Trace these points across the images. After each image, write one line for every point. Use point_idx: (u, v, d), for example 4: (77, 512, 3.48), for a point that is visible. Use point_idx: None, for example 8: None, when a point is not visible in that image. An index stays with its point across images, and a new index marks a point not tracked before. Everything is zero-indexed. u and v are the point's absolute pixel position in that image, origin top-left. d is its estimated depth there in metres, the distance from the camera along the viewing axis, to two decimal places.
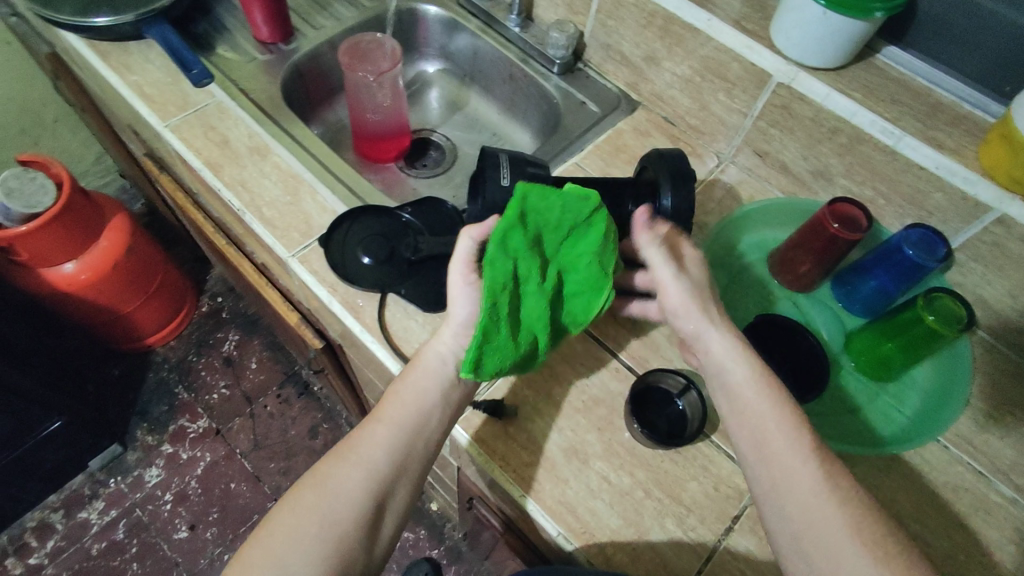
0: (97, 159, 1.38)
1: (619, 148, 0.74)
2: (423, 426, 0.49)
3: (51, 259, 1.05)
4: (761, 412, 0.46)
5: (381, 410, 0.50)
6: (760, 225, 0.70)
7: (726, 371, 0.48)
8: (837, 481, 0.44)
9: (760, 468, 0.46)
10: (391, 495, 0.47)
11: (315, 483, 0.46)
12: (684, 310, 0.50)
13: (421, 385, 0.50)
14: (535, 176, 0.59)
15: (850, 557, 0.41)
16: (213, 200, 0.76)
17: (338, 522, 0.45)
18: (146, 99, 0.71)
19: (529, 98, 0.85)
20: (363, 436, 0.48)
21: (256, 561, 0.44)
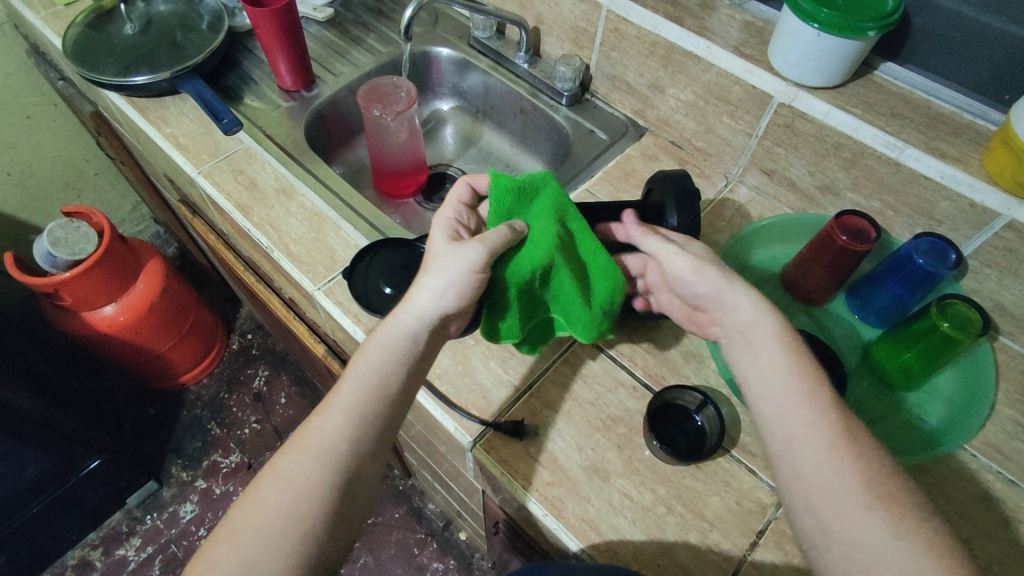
0: (134, 208, 1.45)
1: (628, 173, 0.77)
2: (383, 408, 0.50)
3: (92, 303, 1.11)
4: (779, 367, 0.47)
5: (337, 394, 0.49)
6: (770, 242, 0.71)
7: (752, 328, 0.49)
8: (850, 441, 0.44)
9: (788, 432, 0.45)
10: (357, 482, 0.48)
11: (275, 477, 0.46)
12: (704, 275, 0.51)
13: (379, 366, 0.50)
14: None
15: (862, 510, 0.41)
16: (242, 240, 0.80)
17: (303, 514, 0.45)
18: (181, 148, 0.76)
19: (540, 130, 0.89)
20: (323, 427, 0.48)
21: (217, 561, 0.43)
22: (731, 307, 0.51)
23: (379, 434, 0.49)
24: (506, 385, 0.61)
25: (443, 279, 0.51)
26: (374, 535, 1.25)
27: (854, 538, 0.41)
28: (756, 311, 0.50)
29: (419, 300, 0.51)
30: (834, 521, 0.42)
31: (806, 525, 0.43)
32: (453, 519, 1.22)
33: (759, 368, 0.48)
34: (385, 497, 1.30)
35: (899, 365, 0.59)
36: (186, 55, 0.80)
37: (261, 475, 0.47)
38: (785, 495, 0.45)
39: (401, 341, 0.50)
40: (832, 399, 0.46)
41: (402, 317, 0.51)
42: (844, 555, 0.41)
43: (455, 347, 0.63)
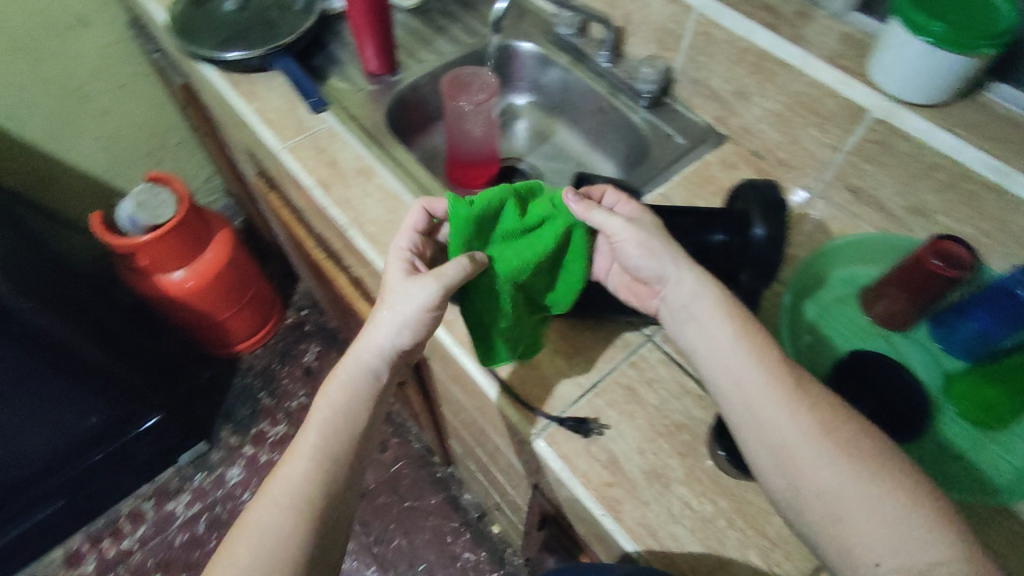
0: (208, 179, 1.51)
1: (705, 179, 0.76)
2: (345, 447, 0.53)
3: (164, 266, 1.16)
4: (728, 338, 0.51)
5: (299, 442, 0.53)
6: (849, 261, 0.68)
7: (695, 303, 0.53)
8: (801, 399, 0.47)
9: (761, 423, 0.47)
10: (333, 514, 0.52)
11: (248, 529, 0.49)
12: (652, 253, 0.54)
13: (338, 408, 0.54)
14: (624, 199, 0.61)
15: (828, 464, 0.44)
16: (316, 217, 0.82)
17: (278, 558, 0.47)
18: (268, 123, 0.79)
19: (616, 131, 0.88)
20: (288, 473, 0.51)
21: None
22: (674, 283, 0.54)
23: (348, 469, 0.53)
24: (572, 382, 0.61)
25: (399, 319, 0.55)
26: (410, 518, 1.28)
27: (822, 492, 0.44)
28: (699, 286, 0.53)
29: (374, 341, 0.56)
30: (802, 480, 0.45)
31: (778, 488, 0.47)
32: (489, 512, 1.24)
33: (713, 342, 0.51)
34: (423, 483, 1.32)
35: (985, 398, 0.56)
36: (279, 33, 0.83)
37: (235, 527, 0.50)
38: (754, 465, 0.48)
39: (355, 384, 0.55)
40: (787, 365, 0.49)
41: (360, 360, 0.56)
42: (817, 513, 0.44)
43: None
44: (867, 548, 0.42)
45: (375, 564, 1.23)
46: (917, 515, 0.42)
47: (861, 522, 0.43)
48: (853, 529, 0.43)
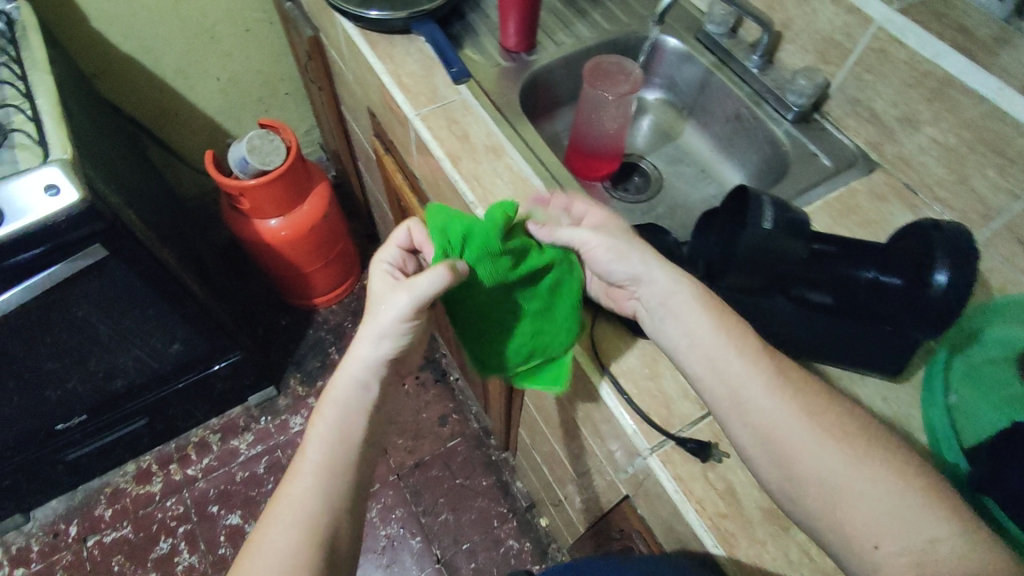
0: (308, 131, 1.53)
1: (850, 208, 0.70)
2: (347, 459, 0.52)
3: (265, 213, 1.18)
4: (708, 327, 0.54)
5: (300, 461, 0.52)
6: (1017, 320, 0.59)
7: (671, 297, 0.55)
8: (788, 388, 0.51)
9: (751, 414, 0.50)
10: (344, 525, 0.51)
11: (256, 552, 0.48)
12: (621, 258, 0.57)
13: (335, 423, 0.52)
14: (795, 222, 0.54)
15: (820, 449, 0.48)
16: (434, 188, 0.81)
17: None
18: (403, 87, 0.77)
19: (752, 141, 0.83)
20: (290, 494, 0.50)
21: None
22: (646, 283, 0.56)
23: (354, 478, 0.52)
24: (692, 400, 0.58)
25: (379, 331, 0.53)
26: (459, 495, 1.28)
27: (816, 478, 0.47)
28: (672, 279, 0.55)
29: (362, 356, 0.53)
30: (794, 469, 0.48)
31: (773, 482, 0.50)
32: (539, 504, 1.23)
33: (693, 338, 0.54)
34: (476, 463, 1.32)
35: None
36: None
37: (243, 553, 0.50)
38: (750, 461, 0.51)
39: (350, 396, 0.53)
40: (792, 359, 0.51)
41: (352, 374, 0.54)
42: (810, 499, 0.48)
43: (644, 347, 0.61)
44: (866, 531, 0.45)
45: (420, 534, 1.24)
46: (911, 492, 0.45)
47: (858, 503, 0.46)
48: (851, 513, 0.46)
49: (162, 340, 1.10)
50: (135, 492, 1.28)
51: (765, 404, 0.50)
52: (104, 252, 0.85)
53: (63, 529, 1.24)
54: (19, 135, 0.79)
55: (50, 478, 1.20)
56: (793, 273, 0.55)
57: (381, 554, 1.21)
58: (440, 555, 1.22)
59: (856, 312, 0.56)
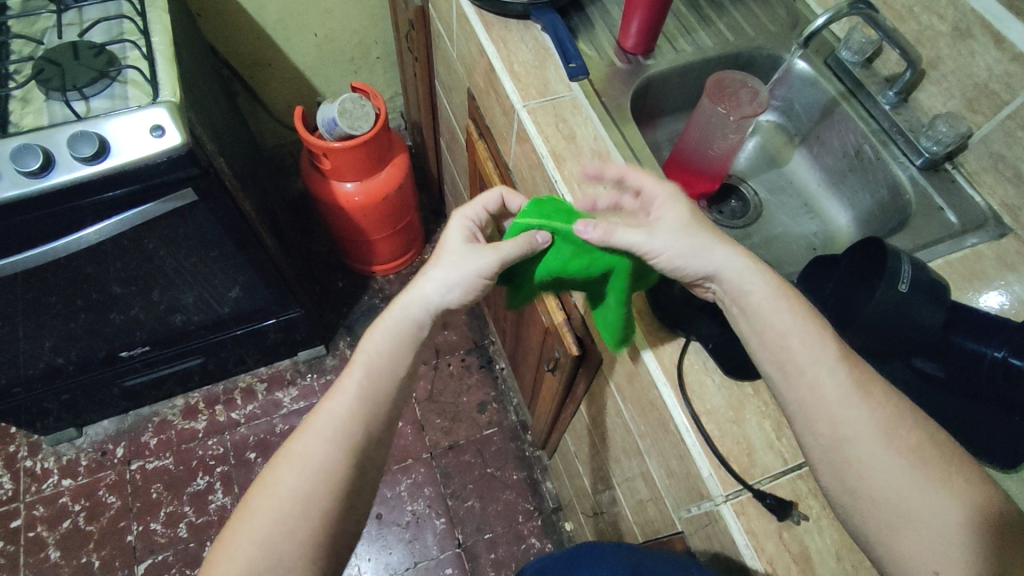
0: (392, 98, 1.52)
1: (974, 272, 0.65)
2: (388, 391, 0.53)
3: (343, 175, 1.18)
4: (786, 323, 0.49)
5: (343, 382, 0.52)
6: None
7: (744, 295, 0.51)
8: (867, 393, 0.47)
9: (825, 427, 0.47)
10: (353, 492, 0.50)
11: (290, 460, 0.49)
12: (685, 264, 0.52)
13: (383, 353, 0.53)
14: (931, 283, 0.51)
15: (889, 463, 0.45)
16: (527, 182, 0.79)
17: (320, 494, 0.48)
18: (514, 75, 0.75)
19: (867, 181, 0.78)
20: (328, 414, 0.50)
21: (244, 543, 0.46)
22: (719, 280, 0.52)
23: (367, 443, 0.51)
24: (776, 453, 0.55)
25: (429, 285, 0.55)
26: (488, 485, 1.28)
27: (878, 492, 0.44)
28: (745, 276, 0.51)
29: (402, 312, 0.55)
30: (858, 482, 0.45)
31: (830, 485, 0.47)
32: (567, 508, 1.22)
33: (767, 333, 0.50)
34: (509, 455, 1.31)
35: None
36: None
37: (241, 507, 0.48)
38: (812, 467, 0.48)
39: (397, 330, 0.54)
40: (908, 409, 0.47)
41: (381, 331, 0.54)
42: (869, 512, 0.45)
43: (732, 387, 0.58)
44: (918, 555, 0.43)
45: (444, 516, 1.24)
46: (977, 528, 0.42)
47: (917, 526, 0.43)
48: (908, 532, 0.43)
49: (226, 284, 1.11)
50: (181, 426, 1.32)
51: (847, 415, 0.46)
52: (194, 198, 0.86)
53: (111, 449, 1.29)
54: (133, 72, 0.80)
55: (107, 399, 1.25)
56: (916, 341, 0.52)
57: (405, 528, 1.22)
58: (461, 540, 1.22)
59: (974, 391, 0.53)
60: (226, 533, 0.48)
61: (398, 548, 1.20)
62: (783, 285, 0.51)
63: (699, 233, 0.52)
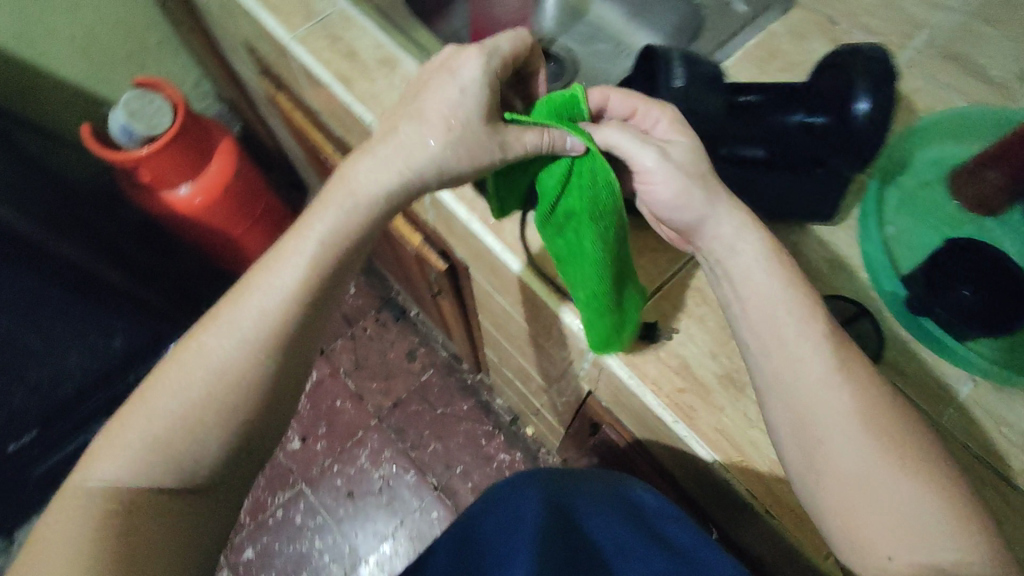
0: (197, 85, 1.38)
1: (773, 53, 0.65)
2: (325, 283, 0.47)
3: (169, 181, 1.08)
4: (773, 298, 0.46)
5: (270, 270, 0.47)
6: (933, 142, 0.60)
7: (732, 257, 0.48)
8: (851, 375, 0.44)
9: (795, 395, 0.44)
10: (273, 401, 0.47)
11: (196, 350, 0.45)
12: (685, 204, 0.48)
13: (324, 238, 0.47)
14: (707, 74, 0.52)
15: (861, 451, 0.42)
16: (333, 116, 0.73)
17: (228, 394, 0.44)
18: (270, 8, 0.68)
19: (665, 1, 0.78)
20: (244, 302, 0.46)
21: (135, 435, 0.43)
22: (713, 231, 0.48)
23: (292, 352, 0.47)
24: None
25: (403, 158, 0.48)
26: (444, 423, 1.29)
27: (843, 473, 0.42)
28: (740, 234, 0.48)
29: (364, 189, 0.48)
30: (825, 460, 0.43)
31: (796, 464, 0.45)
32: (522, 415, 1.24)
33: (752, 306, 0.47)
34: (453, 390, 1.32)
35: None
36: None
37: (138, 395, 0.45)
38: (779, 441, 0.46)
39: (343, 211, 0.48)
40: (882, 388, 0.44)
41: (331, 213, 0.48)
42: (831, 488, 0.43)
43: None
44: (882, 537, 0.41)
45: (413, 468, 1.25)
46: (950, 515, 0.41)
47: (885, 509, 0.41)
48: (867, 512, 0.41)
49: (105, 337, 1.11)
50: None
51: (820, 383, 0.44)
52: None
53: None
54: None
55: (25, 497, 1.17)
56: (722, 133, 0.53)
57: (379, 494, 1.23)
58: (436, 482, 1.24)
59: (795, 164, 0.54)
60: (122, 413, 0.44)
61: (379, 515, 1.21)
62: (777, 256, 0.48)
63: (692, 179, 0.47)
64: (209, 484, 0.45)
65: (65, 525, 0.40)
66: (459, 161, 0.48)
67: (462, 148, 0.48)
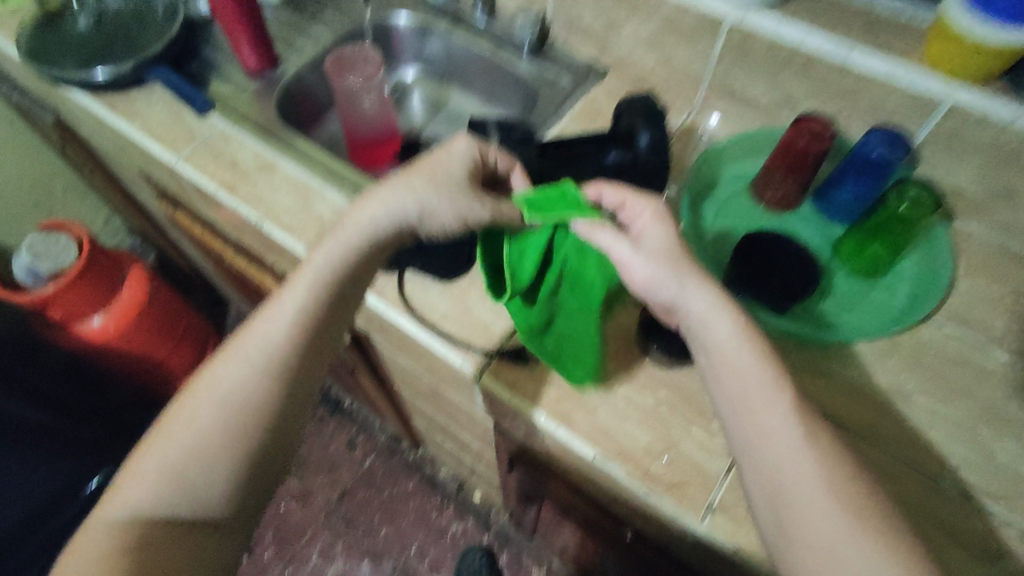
0: (106, 221, 1.43)
1: (595, 113, 0.79)
2: (321, 318, 0.53)
3: (80, 313, 1.10)
4: (742, 371, 0.49)
5: (273, 309, 0.52)
6: (731, 159, 0.75)
7: (705, 331, 0.50)
8: (814, 443, 0.46)
9: (761, 459, 0.47)
10: (276, 431, 0.51)
11: (207, 382, 0.50)
12: (657, 280, 0.50)
13: (323, 278, 0.53)
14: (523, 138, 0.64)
15: (824, 513, 0.44)
16: (226, 222, 0.80)
17: (233, 423, 0.49)
18: (156, 138, 0.76)
19: (506, 86, 0.91)
20: (249, 337, 0.51)
21: (154, 463, 0.47)
22: (687, 305, 0.50)
23: (292, 378, 0.51)
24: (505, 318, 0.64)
25: (390, 210, 0.53)
26: (393, 506, 1.29)
27: (809, 535, 0.43)
28: (713, 310, 0.50)
29: (354, 228, 0.53)
30: (792, 522, 0.44)
31: (767, 523, 0.46)
32: (466, 481, 1.25)
33: (724, 375, 0.49)
34: (397, 470, 1.33)
35: (867, 254, 0.66)
36: (144, 46, 0.80)
37: (157, 428, 0.50)
38: (751, 500, 0.48)
39: (334, 253, 0.53)
40: (839, 453, 0.47)
41: (326, 251, 0.53)
42: (797, 547, 0.44)
43: (452, 288, 0.66)
44: None
45: (367, 557, 1.23)
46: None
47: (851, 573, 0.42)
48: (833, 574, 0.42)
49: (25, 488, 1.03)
50: None
51: (786, 448, 0.46)
52: None
53: None
54: None
55: None
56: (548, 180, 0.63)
57: None
58: (393, 567, 1.22)
59: None
60: (144, 444, 0.49)
61: None
62: (751, 329, 0.50)
63: (676, 264, 0.50)
64: (222, 513, 0.48)
65: (89, 548, 0.44)
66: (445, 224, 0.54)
67: (446, 214, 0.53)
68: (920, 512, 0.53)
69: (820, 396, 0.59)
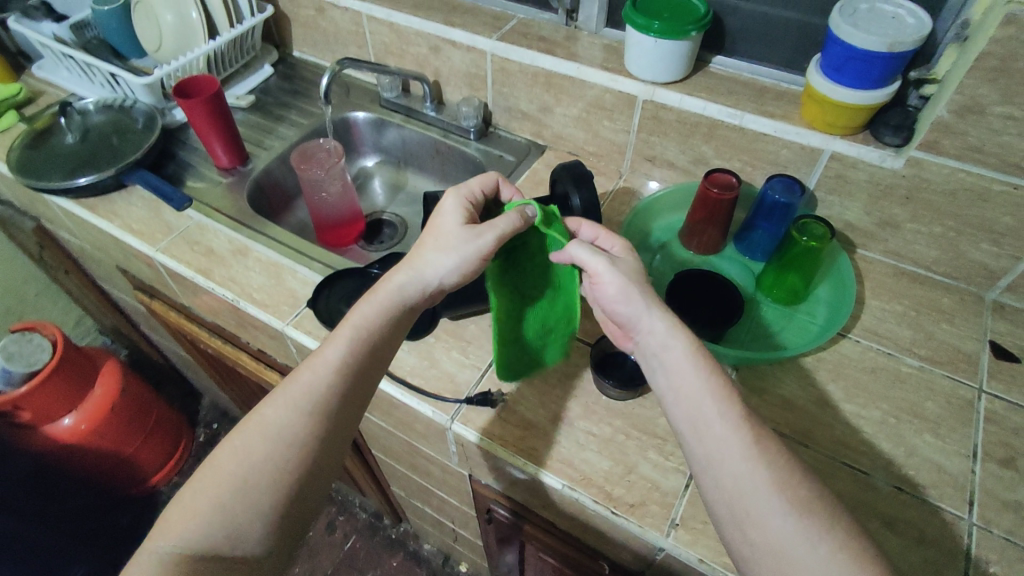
0: (78, 322, 1.45)
1: (537, 182, 0.89)
2: (361, 365, 0.56)
3: (52, 414, 1.10)
4: (694, 389, 0.52)
5: (319, 356, 0.55)
6: (659, 213, 0.85)
7: (665, 352, 0.54)
8: (764, 456, 0.48)
9: (718, 475, 0.49)
10: (313, 474, 0.52)
11: (255, 424, 0.52)
12: (625, 296, 0.56)
13: (367, 327, 0.56)
14: None
15: (782, 522, 0.46)
16: (202, 306, 0.85)
17: (279, 464, 0.50)
18: (135, 233, 0.82)
19: (456, 166, 1.01)
20: (296, 382, 0.54)
21: (201, 501, 0.48)
22: (647, 329, 0.55)
23: (331, 425, 0.54)
24: (471, 367, 0.70)
25: (420, 267, 0.58)
26: None
27: (769, 546, 0.45)
28: (671, 333, 0.54)
29: (393, 283, 0.58)
30: (755, 533, 0.46)
31: (732, 535, 0.48)
32: (451, 553, 1.25)
33: (681, 397, 0.52)
34: (380, 549, 1.31)
35: (785, 284, 0.74)
36: (125, 153, 0.87)
37: (205, 466, 0.50)
38: (715, 514, 0.49)
39: (376, 305, 0.57)
40: (789, 462, 0.49)
41: (370, 303, 0.57)
42: (759, 556, 0.46)
43: (418, 346, 0.72)
44: None
45: None
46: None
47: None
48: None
49: None
50: None
51: (740, 462, 0.48)
52: None
53: None
54: None
55: None
56: None
57: None
58: None
59: None
60: (190, 481, 0.50)
61: None
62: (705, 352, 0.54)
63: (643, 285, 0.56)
64: (260, 556, 0.49)
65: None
66: (465, 270, 0.59)
67: (466, 261, 0.58)
68: (861, 504, 0.58)
69: (761, 410, 0.65)
